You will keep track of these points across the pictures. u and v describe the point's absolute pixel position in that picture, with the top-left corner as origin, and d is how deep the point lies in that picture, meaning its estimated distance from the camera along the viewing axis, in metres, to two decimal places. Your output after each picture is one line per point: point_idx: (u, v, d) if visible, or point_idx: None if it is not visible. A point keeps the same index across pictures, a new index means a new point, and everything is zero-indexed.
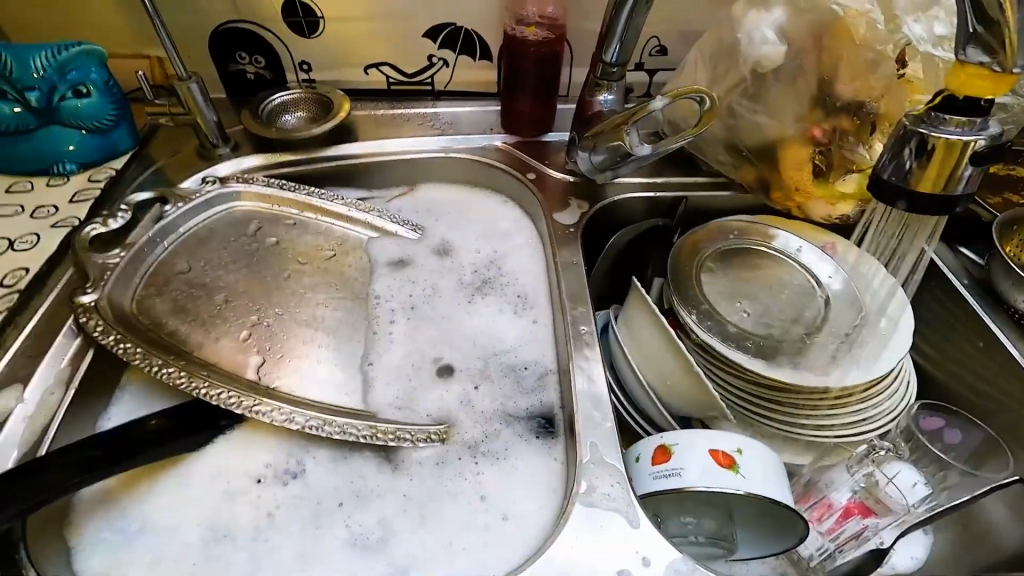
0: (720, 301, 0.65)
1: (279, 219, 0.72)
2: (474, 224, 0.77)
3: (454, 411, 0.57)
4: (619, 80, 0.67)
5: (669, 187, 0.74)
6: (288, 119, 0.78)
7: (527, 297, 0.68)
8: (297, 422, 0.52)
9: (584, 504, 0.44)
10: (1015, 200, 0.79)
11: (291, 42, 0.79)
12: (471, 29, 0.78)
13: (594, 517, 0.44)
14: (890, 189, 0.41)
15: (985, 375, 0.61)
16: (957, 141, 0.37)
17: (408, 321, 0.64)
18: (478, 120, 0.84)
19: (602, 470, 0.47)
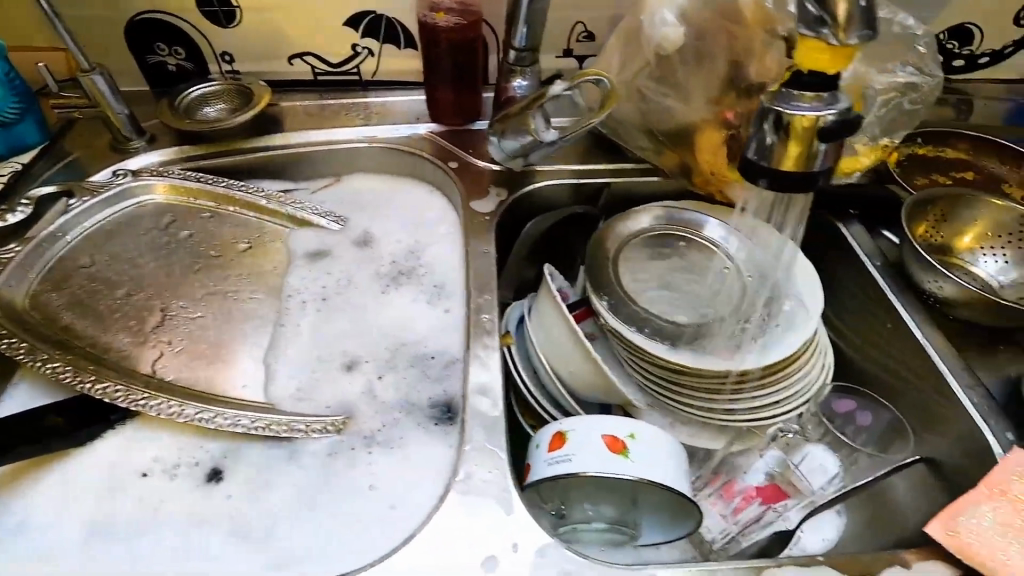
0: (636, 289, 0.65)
1: (196, 212, 0.72)
2: (397, 214, 0.76)
3: (355, 402, 0.56)
4: (531, 66, 0.67)
5: (591, 174, 0.73)
6: (207, 111, 0.77)
7: (442, 287, 0.67)
8: (186, 415, 0.52)
9: (459, 492, 0.44)
10: (942, 182, 0.79)
11: (209, 33, 0.77)
12: (392, 17, 0.77)
13: (469, 504, 0.44)
14: (759, 170, 0.40)
15: (894, 357, 0.61)
16: (815, 115, 0.36)
17: (319, 313, 0.64)
18: (406, 110, 0.83)
19: (484, 457, 0.46)
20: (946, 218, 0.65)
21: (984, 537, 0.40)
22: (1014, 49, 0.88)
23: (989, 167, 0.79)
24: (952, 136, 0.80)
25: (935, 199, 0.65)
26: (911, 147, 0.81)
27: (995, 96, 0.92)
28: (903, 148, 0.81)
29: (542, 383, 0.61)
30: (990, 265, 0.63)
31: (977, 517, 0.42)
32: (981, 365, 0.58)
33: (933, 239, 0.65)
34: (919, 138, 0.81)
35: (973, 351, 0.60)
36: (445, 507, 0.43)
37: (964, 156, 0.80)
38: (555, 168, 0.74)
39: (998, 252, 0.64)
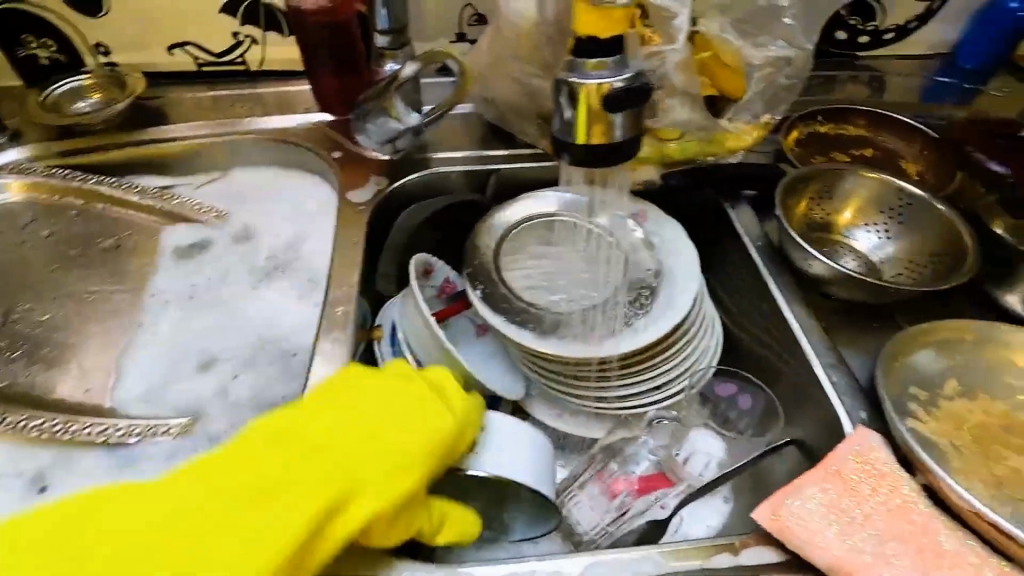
0: (517, 273, 0.62)
1: (63, 210, 0.71)
2: (281, 206, 0.73)
3: (204, 402, 0.54)
4: (401, 49, 0.64)
5: (477, 161, 0.71)
6: (79, 105, 0.73)
7: (316, 280, 0.64)
8: (5, 423, 0.51)
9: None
10: (841, 160, 0.78)
11: (79, 24, 0.74)
12: (269, 3, 0.74)
13: None
14: (564, 146, 0.38)
15: (770, 339, 0.60)
16: (604, 82, 0.35)
17: (181, 311, 0.62)
18: (295, 99, 0.79)
19: None
20: (831, 193, 0.64)
21: (809, 519, 0.39)
22: (920, 24, 0.87)
23: (887, 143, 0.78)
24: (852, 112, 0.79)
25: (816, 175, 0.63)
26: (812, 125, 0.79)
27: (906, 72, 0.90)
28: (805, 126, 0.79)
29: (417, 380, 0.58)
30: (868, 239, 0.63)
31: (807, 502, 0.40)
32: (852, 345, 0.57)
33: (817, 215, 0.64)
34: (819, 116, 0.79)
35: (848, 330, 0.58)
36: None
37: (863, 133, 0.79)
38: (454, 155, 0.72)
39: (877, 226, 0.63)
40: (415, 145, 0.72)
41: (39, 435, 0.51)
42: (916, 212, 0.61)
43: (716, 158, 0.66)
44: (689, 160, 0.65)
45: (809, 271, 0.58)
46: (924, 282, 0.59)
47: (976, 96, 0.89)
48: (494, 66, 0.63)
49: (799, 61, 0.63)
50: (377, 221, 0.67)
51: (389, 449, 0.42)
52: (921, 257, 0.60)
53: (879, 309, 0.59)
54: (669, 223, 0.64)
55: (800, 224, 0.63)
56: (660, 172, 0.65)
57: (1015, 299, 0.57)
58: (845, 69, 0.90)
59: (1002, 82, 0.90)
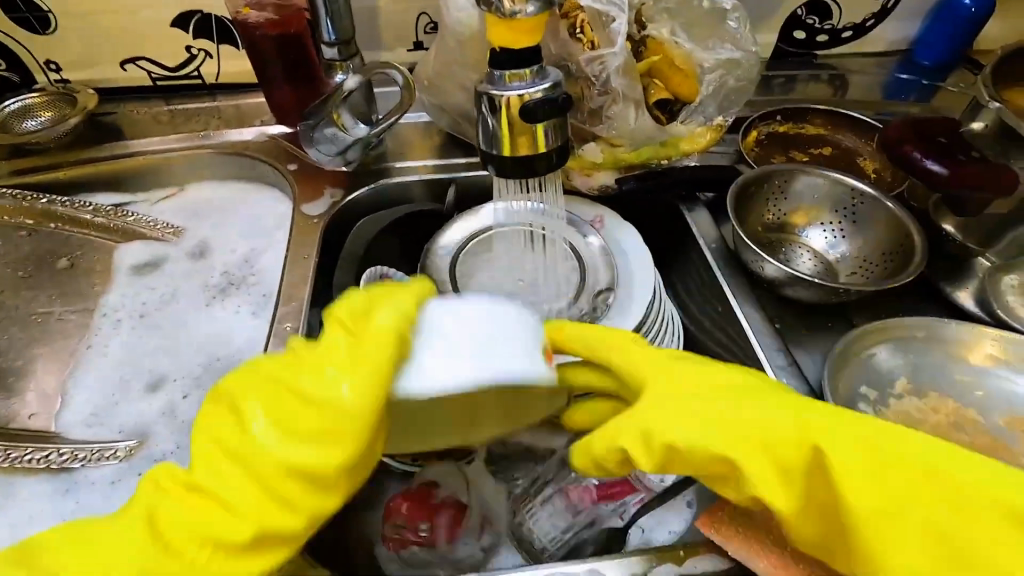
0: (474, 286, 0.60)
1: (14, 230, 0.70)
2: (237, 221, 0.72)
3: (151, 424, 0.53)
4: (350, 59, 0.63)
5: (434, 170, 0.71)
6: (29, 124, 0.72)
7: (270, 296, 0.64)
8: None
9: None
10: (801, 159, 0.78)
11: (25, 40, 0.73)
12: (221, 16, 0.73)
13: None
14: (492, 158, 0.38)
15: (726, 342, 0.60)
16: (523, 94, 0.35)
17: (132, 331, 0.61)
18: (252, 112, 0.78)
19: None
20: (785, 194, 0.64)
21: (745, 528, 0.41)
22: (876, 22, 0.88)
23: (844, 141, 0.79)
24: (809, 112, 0.79)
25: (770, 176, 0.63)
26: (771, 125, 0.79)
27: (865, 70, 0.91)
28: (765, 126, 0.79)
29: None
30: (823, 238, 0.63)
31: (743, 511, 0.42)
32: (806, 345, 0.57)
33: (772, 216, 0.64)
34: (778, 116, 0.79)
35: (803, 331, 0.58)
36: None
37: (821, 132, 0.79)
38: (414, 164, 0.71)
39: (832, 225, 0.63)
40: (372, 156, 0.72)
41: None
42: (868, 210, 0.61)
43: (671, 161, 0.66)
44: (644, 164, 0.64)
45: (763, 273, 0.58)
46: (877, 280, 0.59)
47: (934, 92, 0.90)
48: (444, 75, 0.63)
49: (747, 64, 0.64)
50: (332, 234, 0.67)
51: (352, 419, 0.34)
52: (875, 255, 0.60)
53: (834, 308, 0.59)
54: (623, 227, 0.64)
55: (755, 225, 0.63)
56: (615, 177, 0.64)
57: (966, 295, 0.57)
58: (805, 68, 0.90)
59: (959, 77, 0.91)
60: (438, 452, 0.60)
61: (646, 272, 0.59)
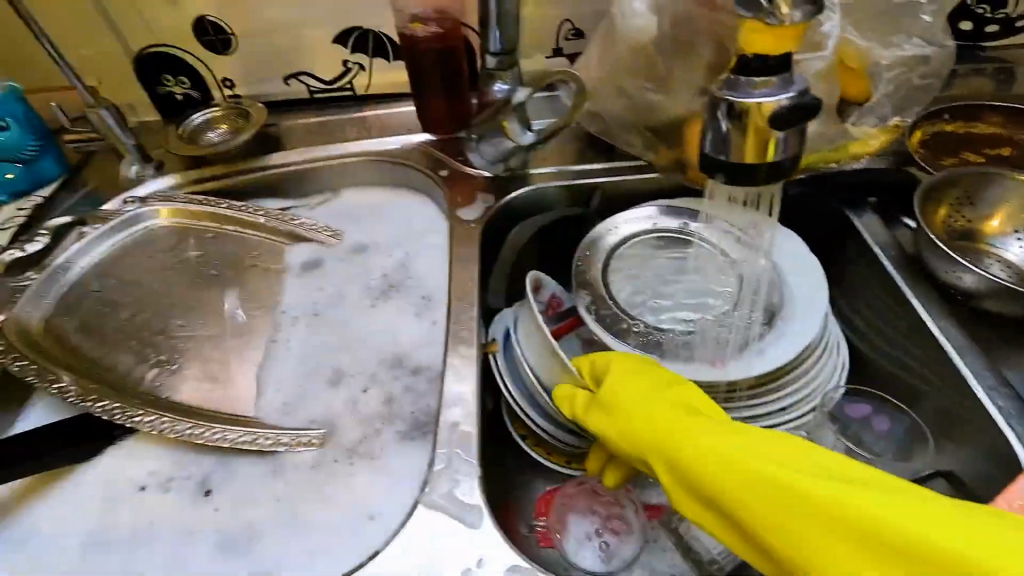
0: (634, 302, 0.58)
1: (200, 233, 0.74)
2: (391, 223, 0.76)
3: (338, 415, 0.57)
4: (511, 69, 0.65)
5: (583, 176, 0.70)
6: (211, 136, 0.80)
7: (430, 299, 0.67)
8: (154, 426, 0.54)
9: (426, 505, 0.45)
10: (972, 158, 0.72)
11: (208, 61, 0.81)
12: (378, 32, 0.78)
13: (435, 522, 0.44)
14: (719, 163, 0.37)
15: (905, 354, 0.57)
16: (769, 100, 0.33)
17: (310, 328, 0.65)
18: (400, 122, 0.83)
19: (458, 464, 0.47)
20: (974, 199, 0.60)
21: None
22: None
23: None
24: (983, 108, 0.73)
25: (958, 179, 0.59)
26: (937, 123, 0.74)
27: None
28: (930, 124, 0.74)
29: (532, 395, 0.56)
30: (1020, 248, 0.58)
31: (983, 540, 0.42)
32: (1004, 362, 0.54)
33: (957, 222, 0.60)
34: (947, 114, 0.73)
35: (999, 348, 0.55)
36: (436, 523, 0.44)
37: (997, 130, 0.73)
38: (544, 171, 0.71)
39: None
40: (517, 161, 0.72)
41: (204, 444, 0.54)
42: None
43: (840, 164, 0.63)
44: (809, 166, 0.63)
45: (960, 284, 0.55)
46: None
47: None
48: (606, 81, 0.64)
49: (936, 60, 0.60)
50: (488, 238, 0.69)
51: None
52: None
53: None
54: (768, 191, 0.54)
55: (940, 232, 0.59)
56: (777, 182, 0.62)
57: None
58: (968, 61, 0.83)
59: None
60: (591, 453, 0.59)
61: (820, 296, 0.55)
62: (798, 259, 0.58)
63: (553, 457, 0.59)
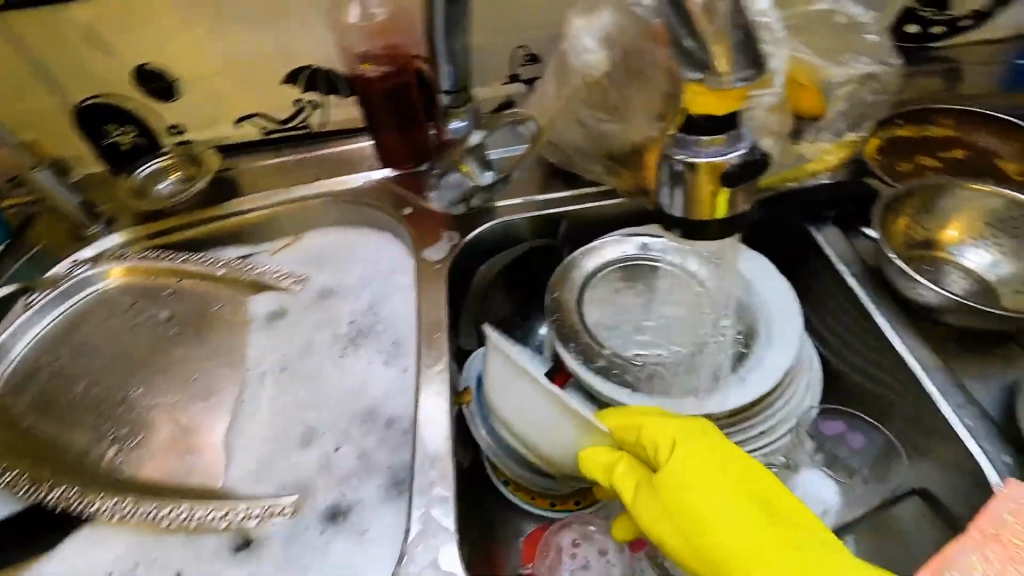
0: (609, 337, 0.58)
1: (158, 290, 0.71)
2: (356, 264, 0.74)
3: (311, 478, 0.56)
4: (466, 106, 0.64)
5: (549, 203, 0.69)
6: (161, 187, 0.77)
7: (401, 343, 0.65)
8: (112, 512, 0.54)
9: None
10: (928, 162, 0.73)
11: (153, 108, 0.77)
12: (329, 69, 0.76)
13: None
14: (671, 218, 0.36)
15: (874, 370, 0.57)
16: (720, 159, 0.33)
17: (277, 385, 0.63)
18: (359, 157, 0.81)
19: (439, 531, 0.48)
20: (930, 210, 0.60)
21: None
22: (996, 8, 0.82)
23: (979, 141, 0.73)
24: (936, 112, 0.74)
25: (914, 191, 0.60)
26: (892, 129, 0.75)
27: (984, 59, 0.84)
28: (885, 130, 0.75)
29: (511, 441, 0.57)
30: (979, 257, 0.59)
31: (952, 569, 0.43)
32: (970, 375, 0.55)
33: (916, 233, 0.60)
34: (900, 119, 0.74)
35: (964, 362, 0.55)
36: None
37: (951, 132, 0.74)
38: (516, 203, 0.69)
39: (988, 241, 0.59)
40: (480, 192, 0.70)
41: (168, 525, 0.53)
42: None
43: (800, 181, 0.63)
44: (770, 185, 0.63)
45: (921, 300, 0.55)
46: None
47: None
48: (562, 114, 0.64)
49: (885, 78, 0.61)
50: (455, 277, 0.67)
51: None
52: None
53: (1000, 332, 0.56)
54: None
55: (900, 245, 0.60)
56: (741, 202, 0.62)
57: None
58: (920, 62, 0.84)
59: None
60: (574, 493, 0.60)
61: (787, 321, 0.56)
62: (763, 284, 0.59)
63: (535, 500, 0.60)
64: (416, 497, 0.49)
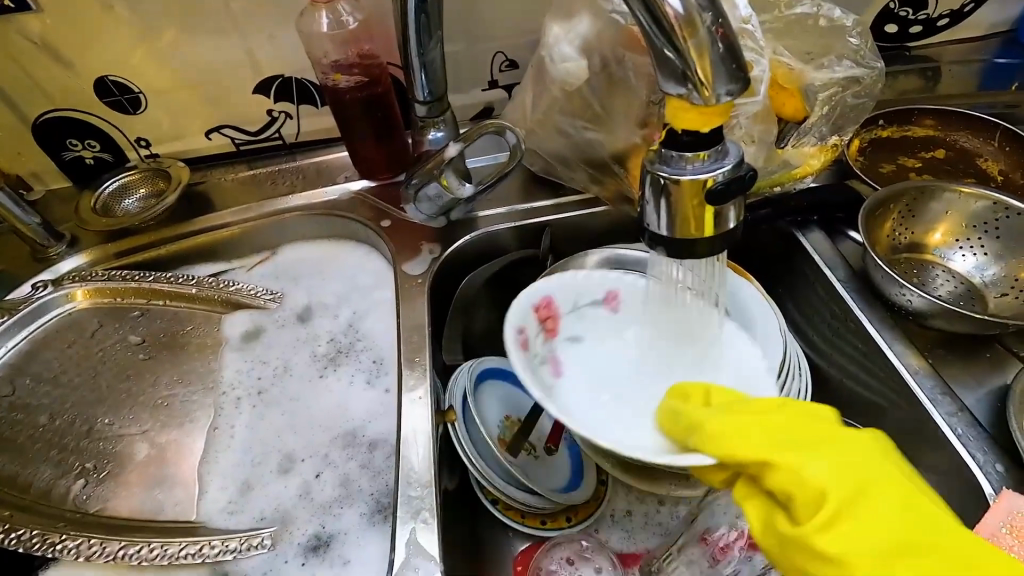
0: None
1: (126, 312, 0.69)
2: (335, 280, 0.72)
3: (289, 508, 0.53)
4: (443, 115, 0.63)
5: (531, 213, 0.68)
6: (128, 203, 0.74)
7: (382, 361, 0.63)
8: (79, 550, 0.51)
9: None
10: (910, 163, 0.73)
11: (117, 121, 0.74)
12: (301, 78, 0.73)
13: None
14: (657, 236, 0.34)
15: (863, 376, 0.57)
16: (707, 175, 0.31)
17: (253, 409, 0.60)
18: (335, 168, 0.78)
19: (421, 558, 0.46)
20: (915, 212, 0.60)
21: None
22: (975, 6, 0.82)
23: (960, 141, 0.73)
24: (917, 112, 0.74)
25: (898, 195, 0.59)
26: (874, 131, 0.74)
27: (962, 58, 0.85)
28: (867, 132, 0.75)
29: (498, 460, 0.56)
30: (965, 259, 0.59)
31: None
32: (962, 379, 0.54)
33: (901, 237, 0.60)
34: (880, 120, 0.74)
35: (956, 367, 0.55)
36: None
37: (932, 133, 0.74)
38: (499, 211, 0.68)
39: (973, 244, 0.58)
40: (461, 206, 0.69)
41: (139, 564, 0.50)
42: (1016, 225, 0.57)
43: (784, 186, 0.63)
44: (754, 191, 0.62)
45: (908, 305, 0.54)
46: None
47: None
48: (543, 123, 0.62)
49: (867, 80, 0.60)
50: (437, 291, 0.65)
51: None
52: None
53: (987, 335, 0.56)
54: (685, 265, 0.45)
55: (885, 249, 0.59)
56: None
57: None
58: (899, 62, 0.84)
59: None
60: (564, 509, 0.59)
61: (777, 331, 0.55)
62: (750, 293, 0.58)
63: (527, 519, 0.58)
64: (401, 524, 0.47)
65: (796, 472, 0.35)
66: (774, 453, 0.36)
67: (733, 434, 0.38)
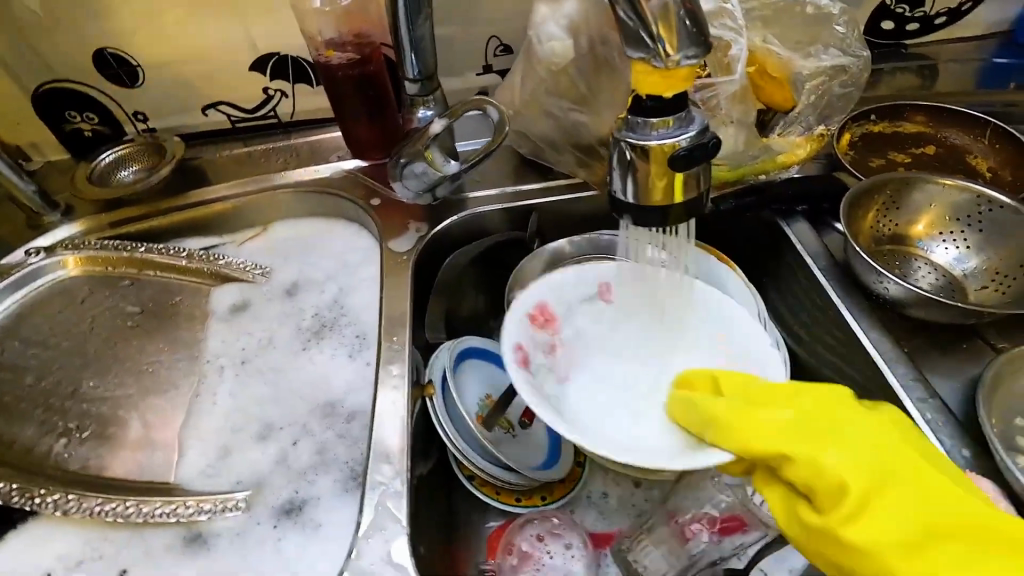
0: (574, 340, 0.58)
1: (116, 280, 0.70)
2: (324, 256, 0.73)
3: (265, 473, 0.54)
4: (433, 94, 0.63)
5: (518, 195, 0.68)
6: (124, 175, 0.75)
7: (365, 336, 0.64)
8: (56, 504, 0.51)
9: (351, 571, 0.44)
10: (900, 158, 0.73)
11: (115, 94, 0.75)
12: (297, 56, 0.74)
13: None
14: (623, 203, 0.35)
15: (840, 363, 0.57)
16: (671, 140, 0.32)
17: (236, 378, 0.61)
18: (328, 147, 0.79)
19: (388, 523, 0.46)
20: (899, 204, 0.60)
21: None
22: (972, 5, 0.82)
23: (950, 138, 0.73)
24: (907, 108, 0.74)
25: (881, 185, 0.59)
26: (864, 125, 0.74)
27: (959, 56, 0.84)
28: (858, 126, 0.75)
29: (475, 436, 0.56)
30: (946, 252, 0.59)
31: None
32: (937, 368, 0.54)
33: (885, 228, 0.60)
34: (872, 115, 0.74)
35: (931, 356, 0.55)
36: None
37: (922, 129, 0.74)
38: (488, 192, 0.69)
39: (955, 237, 0.58)
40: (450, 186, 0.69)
41: (114, 520, 0.51)
42: (998, 219, 0.57)
43: (768, 175, 0.63)
44: (740, 178, 0.62)
45: (885, 293, 0.55)
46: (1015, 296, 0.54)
47: None
48: (531, 104, 0.63)
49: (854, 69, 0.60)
50: (422, 269, 0.66)
51: None
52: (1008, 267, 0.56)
53: (965, 327, 0.56)
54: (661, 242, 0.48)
55: (867, 239, 0.59)
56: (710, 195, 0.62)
57: None
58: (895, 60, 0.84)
59: None
60: (538, 488, 0.59)
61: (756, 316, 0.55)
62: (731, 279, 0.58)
63: (501, 495, 0.58)
64: (371, 489, 0.48)
65: (816, 466, 0.39)
66: (755, 422, 0.42)
67: (761, 424, 0.42)
